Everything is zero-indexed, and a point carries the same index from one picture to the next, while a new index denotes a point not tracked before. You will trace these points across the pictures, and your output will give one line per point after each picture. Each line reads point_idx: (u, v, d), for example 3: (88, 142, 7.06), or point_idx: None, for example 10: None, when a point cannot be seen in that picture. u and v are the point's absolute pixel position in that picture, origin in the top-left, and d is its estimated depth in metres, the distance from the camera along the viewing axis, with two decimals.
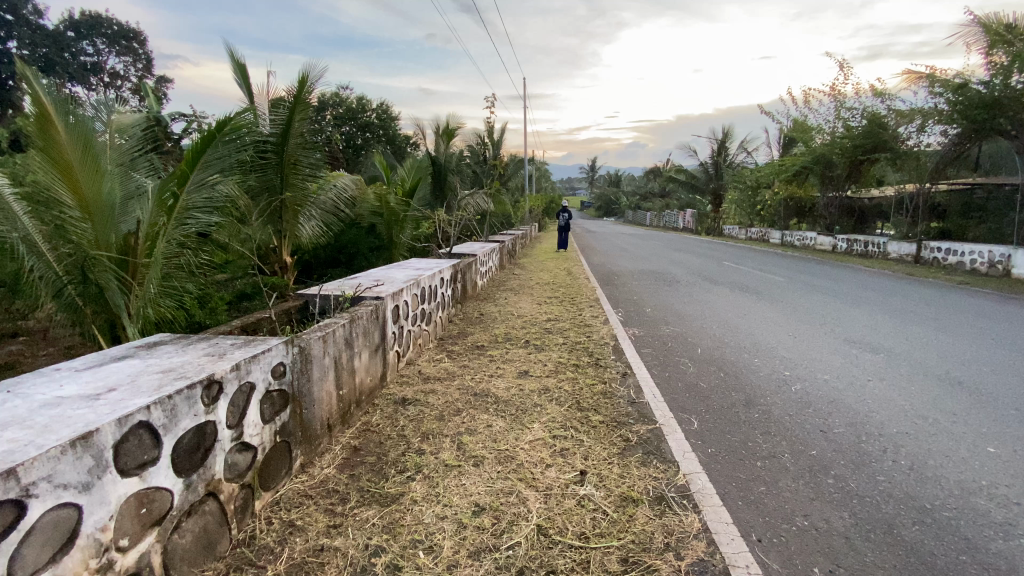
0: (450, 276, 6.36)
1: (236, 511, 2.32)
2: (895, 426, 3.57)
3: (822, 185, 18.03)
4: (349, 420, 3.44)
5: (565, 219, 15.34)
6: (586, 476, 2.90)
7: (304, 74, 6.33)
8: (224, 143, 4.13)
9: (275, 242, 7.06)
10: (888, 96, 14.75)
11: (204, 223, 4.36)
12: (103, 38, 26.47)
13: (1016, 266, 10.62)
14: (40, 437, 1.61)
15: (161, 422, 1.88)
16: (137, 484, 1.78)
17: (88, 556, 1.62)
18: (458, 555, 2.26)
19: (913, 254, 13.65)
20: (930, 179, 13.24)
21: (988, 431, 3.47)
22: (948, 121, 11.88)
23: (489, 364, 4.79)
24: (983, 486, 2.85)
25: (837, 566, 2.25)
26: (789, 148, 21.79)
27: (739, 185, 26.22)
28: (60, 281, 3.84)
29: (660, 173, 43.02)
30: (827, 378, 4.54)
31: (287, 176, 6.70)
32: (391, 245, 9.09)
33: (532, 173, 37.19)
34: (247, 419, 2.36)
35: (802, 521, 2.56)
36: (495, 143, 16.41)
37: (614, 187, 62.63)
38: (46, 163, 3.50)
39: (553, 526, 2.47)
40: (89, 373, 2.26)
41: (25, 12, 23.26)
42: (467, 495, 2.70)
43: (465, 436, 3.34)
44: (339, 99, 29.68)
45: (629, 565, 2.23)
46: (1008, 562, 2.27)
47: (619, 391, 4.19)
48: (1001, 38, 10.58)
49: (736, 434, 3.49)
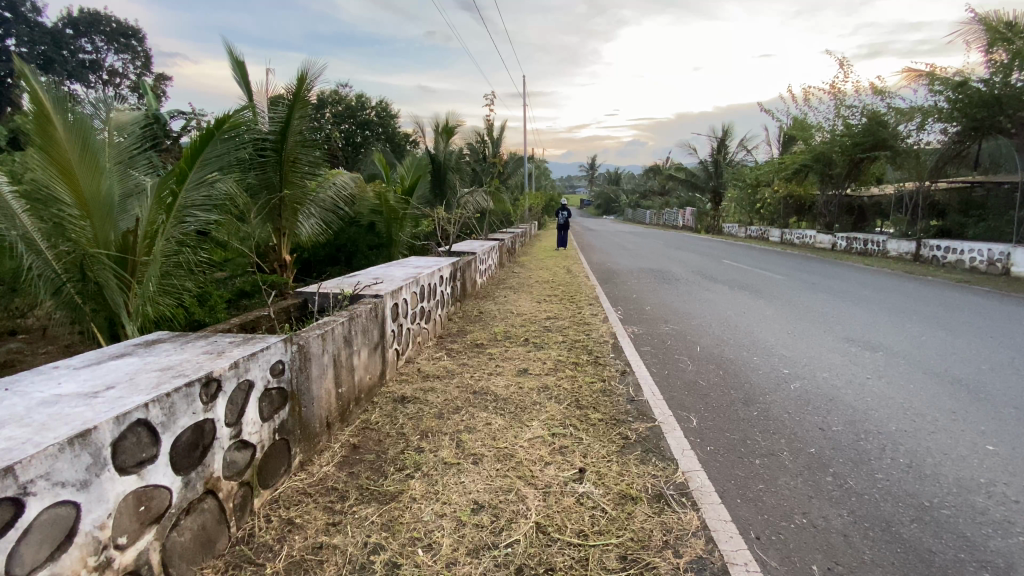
0: (449, 274, 6.37)
1: (236, 509, 2.32)
2: (894, 424, 3.58)
3: (823, 184, 17.99)
4: (348, 417, 3.45)
5: (565, 218, 15.33)
6: (586, 474, 2.90)
7: (303, 72, 6.32)
8: (224, 141, 4.11)
9: (275, 240, 7.07)
10: (888, 94, 14.74)
11: (202, 221, 4.39)
12: (101, 36, 26.33)
13: (1015, 264, 10.62)
14: (38, 435, 1.60)
15: (159, 420, 1.87)
16: (136, 482, 1.78)
17: (86, 553, 1.62)
18: (457, 553, 2.27)
19: (913, 252, 13.64)
20: (930, 176, 13.26)
21: (987, 430, 3.47)
22: (948, 119, 11.89)
23: (489, 362, 4.79)
24: (981, 484, 2.85)
25: (835, 564, 2.25)
26: (789, 146, 21.75)
27: (739, 183, 26.20)
28: (59, 279, 3.84)
29: (659, 172, 43.05)
30: (826, 376, 4.54)
31: (286, 174, 6.70)
32: (390, 243, 9.07)
33: (531, 171, 37.14)
34: (246, 417, 2.36)
35: (801, 519, 2.56)
36: (494, 141, 16.38)
37: (613, 185, 62.43)
38: (44, 161, 3.50)
39: (552, 524, 2.46)
40: (88, 371, 2.26)
41: (24, 10, 23.18)
42: (466, 492, 2.70)
43: (464, 434, 3.34)
44: (339, 97, 29.62)
45: (628, 562, 2.23)
46: (1006, 559, 2.27)
47: (619, 389, 4.20)
48: (1001, 36, 10.52)
49: (735, 432, 3.49)
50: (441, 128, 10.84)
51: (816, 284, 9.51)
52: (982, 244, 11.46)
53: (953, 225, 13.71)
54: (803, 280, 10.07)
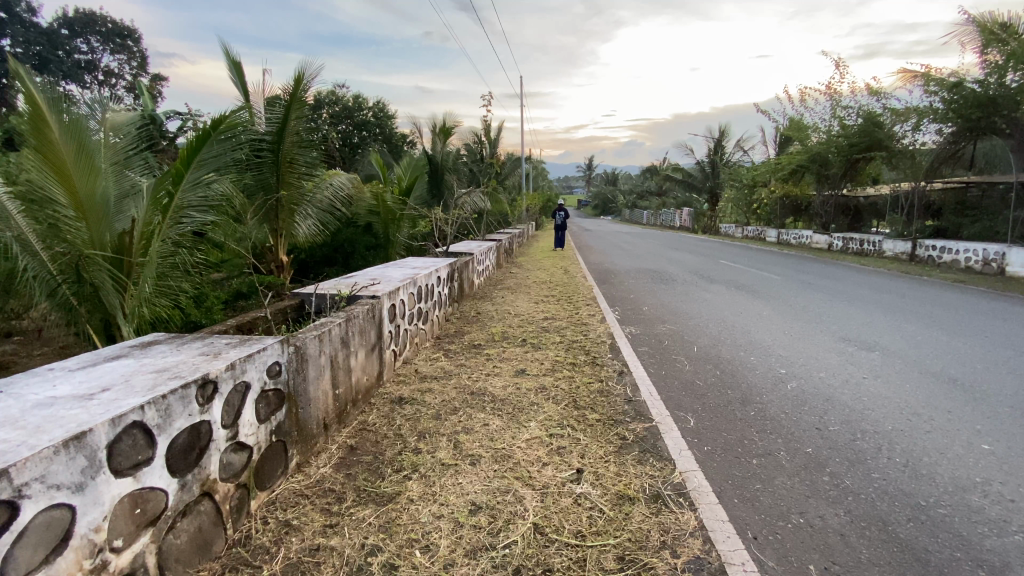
0: (447, 274, 6.41)
1: (231, 512, 2.31)
2: (889, 423, 3.60)
3: (818, 184, 18.08)
4: (345, 419, 3.43)
5: (561, 218, 15.30)
6: (583, 475, 2.90)
7: (300, 72, 6.33)
8: (219, 142, 4.09)
9: (271, 241, 7.03)
10: (883, 94, 14.81)
11: (199, 222, 4.37)
12: (97, 36, 26.21)
13: (1011, 264, 10.66)
14: (32, 437, 1.60)
15: (156, 422, 1.87)
16: (132, 484, 1.78)
17: (81, 557, 1.61)
18: (454, 554, 2.26)
19: (909, 252, 13.73)
20: (924, 177, 13.37)
21: (983, 429, 3.48)
22: (943, 120, 11.96)
23: (487, 363, 4.78)
24: (978, 483, 2.86)
25: (832, 563, 2.26)
26: (785, 147, 21.85)
27: (734, 183, 26.29)
28: (54, 280, 3.81)
29: (655, 173, 43.22)
30: (823, 375, 4.55)
31: (282, 175, 6.70)
32: (387, 243, 9.15)
33: (530, 170, 37.19)
34: (241, 419, 2.35)
35: (798, 518, 2.56)
36: (491, 141, 16.41)
37: (611, 186, 62.66)
38: (39, 162, 3.48)
39: (550, 524, 2.47)
40: (83, 373, 2.25)
41: (19, 11, 23.05)
42: (464, 493, 2.70)
43: (461, 436, 3.33)
44: (335, 97, 29.53)
45: (626, 563, 2.23)
46: (1002, 559, 2.27)
47: (616, 388, 4.21)
48: (995, 37, 10.61)
49: (733, 432, 3.49)
50: (438, 129, 10.87)
51: (812, 284, 9.55)
52: (978, 244, 11.49)
53: (948, 225, 13.77)
54: (800, 279, 10.12)
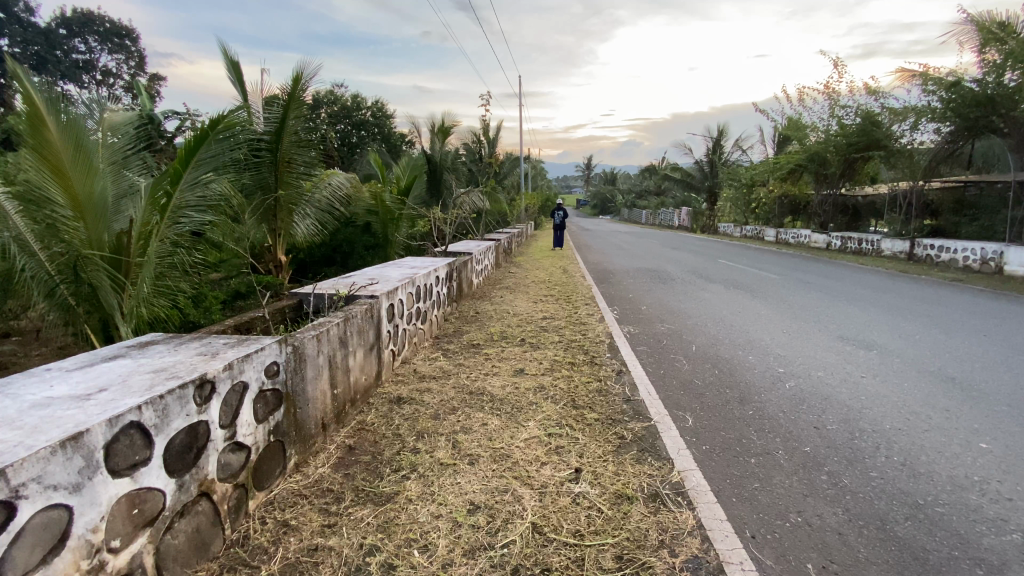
0: (446, 274, 6.40)
1: (230, 511, 2.30)
2: (888, 422, 3.60)
3: (817, 183, 18.11)
4: (343, 419, 3.43)
5: (559, 218, 15.31)
6: (581, 474, 2.91)
7: (298, 72, 6.34)
8: (217, 142, 4.09)
9: (269, 241, 7.03)
10: (881, 94, 14.82)
11: (197, 222, 4.34)
12: (95, 36, 26.15)
13: (1009, 263, 10.65)
14: (29, 437, 1.60)
15: (153, 421, 1.87)
16: (130, 485, 1.78)
17: (79, 557, 1.61)
18: (452, 554, 2.26)
19: (907, 251, 13.72)
20: (923, 176, 13.24)
21: (981, 428, 3.49)
22: (942, 119, 11.96)
23: (485, 363, 4.78)
24: (975, 481, 2.87)
25: (830, 562, 2.26)
26: (784, 146, 21.86)
27: (732, 183, 26.23)
28: (52, 280, 3.80)
29: (654, 173, 43.21)
30: (821, 374, 4.56)
31: (280, 175, 6.71)
32: (386, 243, 9.08)
33: (529, 170, 37.29)
34: (240, 419, 2.35)
35: (796, 517, 2.57)
36: (490, 141, 16.46)
37: (610, 185, 62.59)
38: (36, 162, 3.47)
39: (548, 524, 2.47)
40: (80, 373, 2.25)
41: (18, 10, 23.02)
42: (462, 493, 2.70)
43: (460, 435, 3.33)
44: (334, 98, 29.53)
45: (623, 562, 2.23)
46: (1000, 558, 2.28)
47: (615, 387, 4.22)
48: (993, 36, 10.64)
49: (731, 431, 3.50)
50: (437, 128, 10.84)
51: (810, 283, 9.56)
52: (976, 243, 11.48)
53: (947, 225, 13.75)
54: (798, 279, 10.13)
